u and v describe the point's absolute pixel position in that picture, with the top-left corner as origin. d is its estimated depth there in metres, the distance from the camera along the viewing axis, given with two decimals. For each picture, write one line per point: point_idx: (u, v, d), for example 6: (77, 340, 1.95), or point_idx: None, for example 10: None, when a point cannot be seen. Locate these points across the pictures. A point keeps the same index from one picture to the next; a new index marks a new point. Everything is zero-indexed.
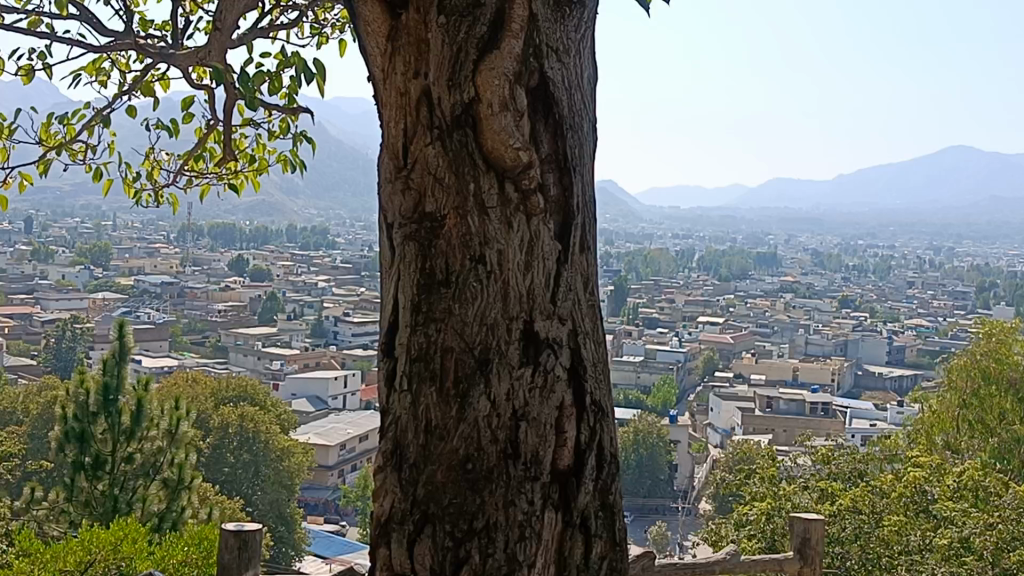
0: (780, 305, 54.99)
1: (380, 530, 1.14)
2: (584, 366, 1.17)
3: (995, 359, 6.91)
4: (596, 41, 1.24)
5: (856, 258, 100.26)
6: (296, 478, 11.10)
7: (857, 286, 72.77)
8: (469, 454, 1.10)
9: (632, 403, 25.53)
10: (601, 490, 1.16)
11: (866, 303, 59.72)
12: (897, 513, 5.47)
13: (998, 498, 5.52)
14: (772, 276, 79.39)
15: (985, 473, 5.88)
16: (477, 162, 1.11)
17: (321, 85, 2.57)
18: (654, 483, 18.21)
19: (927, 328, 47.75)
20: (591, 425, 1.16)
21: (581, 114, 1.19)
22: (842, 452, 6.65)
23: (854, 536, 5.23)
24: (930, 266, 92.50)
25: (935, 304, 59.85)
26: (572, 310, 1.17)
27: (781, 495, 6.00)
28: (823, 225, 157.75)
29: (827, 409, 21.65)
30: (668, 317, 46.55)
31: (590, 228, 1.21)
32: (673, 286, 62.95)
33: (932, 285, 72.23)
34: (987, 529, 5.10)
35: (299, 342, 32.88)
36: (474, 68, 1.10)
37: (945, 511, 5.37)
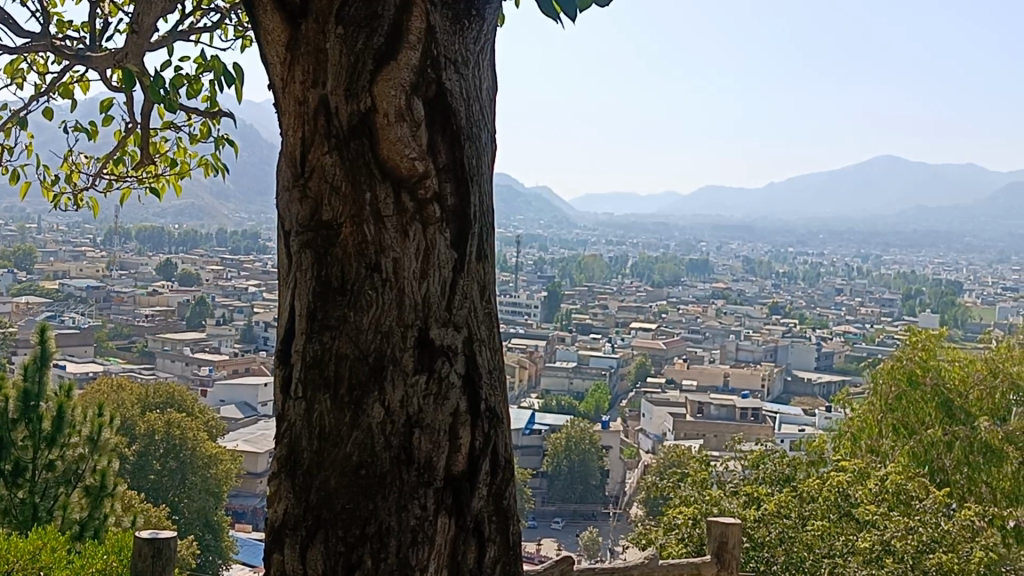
0: (711, 313, 55.54)
1: (274, 535, 1.15)
2: (479, 373, 1.18)
3: (917, 364, 7.03)
4: (494, 50, 1.25)
5: (786, 266, 101.37)
6: (223, 486, 10.97)
7: (786, 293, 73.73)
8: (362, 461, 1.11)
9: (565, 409, 25.56)
10: (494, 496, 1.19)
11: (794, 311, 60.63)
12: (820, 516, 5.54)
13: (921, 503, 5.62)
14: (703, 283, 79.98)
15: (907, 477, 5.97)
16: (374, 170, 1.13)
17: (241, 90, 2.57)
18: (586, 489, 18.37)
19: (854, 334, 48.60)
20: (483, 432, 1.17)
21: (479, 123, 1.21)
22: (771, 456, 6.75)
23: (779, 540, 5.33)
24: (858, 274, 93.74)
25: (863, 311, 60.89)
26: (468, 317, 1.18)
27: (709, 501, 6.08)
28: (755, 232, 159.16)
29: (757, 415, 22.12)
30: (601, 323, 46.79)
31: (486, 240, 1.23)
32: (605, 293, 63.17)
33: (859, 293, 73.39)
34: (907, 532, 5.23)
35: (229, 347, 32.54)
36: (370, 79, 1.12)
37: (867, 514, 5.44)
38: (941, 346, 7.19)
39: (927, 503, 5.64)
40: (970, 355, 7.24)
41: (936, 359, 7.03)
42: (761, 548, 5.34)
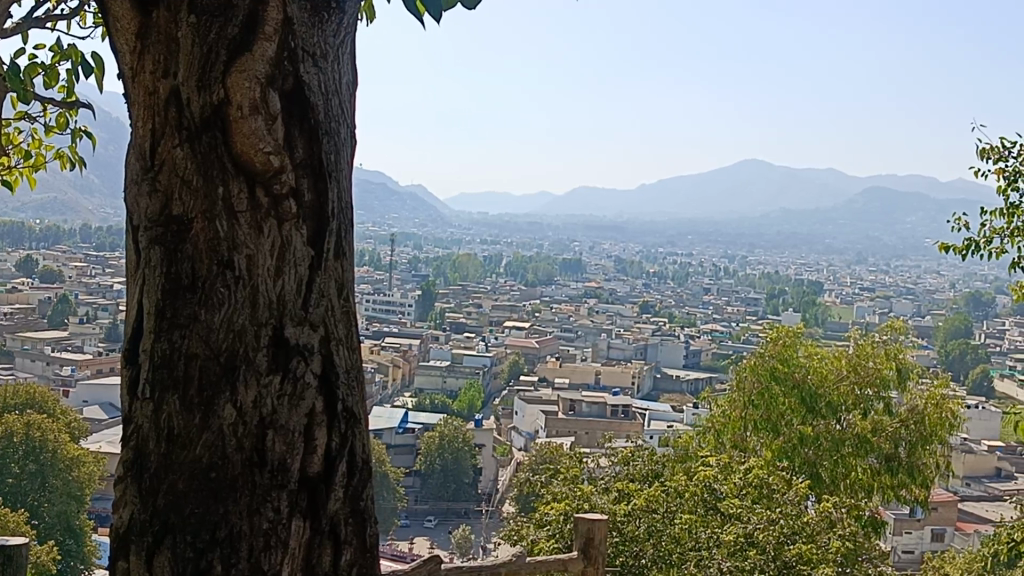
0: (583, 311, 56.31)
1: (117, 542, 1.14)
2: (335, 370, 1.20)
3: (779, 360, 7.14)
4: (351, 51, 1.29)
5: (656, 267, 103.24)
6: (86, 489, 10.63)
7: (655, 292, 75.28)
8: (212, 461, 1.12)
9: (438, 407, 25.48)
10: (351, 496, 1.20)
11: (664, 309, 61.90)
12: (688, 510, 5.63)
13: (783, 497, 5.77)
14: (575, 282, 81.02)
15: (770, 472, 6.12)
16: (226, 163, 1.15)
17: (101, 80, 2.48)
18: (459, 486, 18.40)
19: (721, 332, 49.90)
20: (340, 432, 1.19)
21: (337, 117, 1.24)
22: (641, 453, 6.86)
23: (648, 534, 5.43)
24: (724, 274, 96.17)
25: (729, 309, 62.58)
26: (324, 315, 1.21)
27: (580, 496, 6.15)
28: (626, 233, 161.55)
29: (627, 412, 22.64)
30: (475, 322, 46.90)
31: (344, 235, 1.26)
32: (479, 291, 63.43)
33: (726, 292, 75.37)
34: (770, 525, 5.37)
35: (92, 347, 31.55)
36: (224, 67, 1.14)
37: (733, 508, 5.54)
38: (800, 342, 7.33)
39: (789, 495, 5.81)
40: (833, 351, 7.41)
41: (798, 356, 7.18)
42: (630, 543, 5.41)
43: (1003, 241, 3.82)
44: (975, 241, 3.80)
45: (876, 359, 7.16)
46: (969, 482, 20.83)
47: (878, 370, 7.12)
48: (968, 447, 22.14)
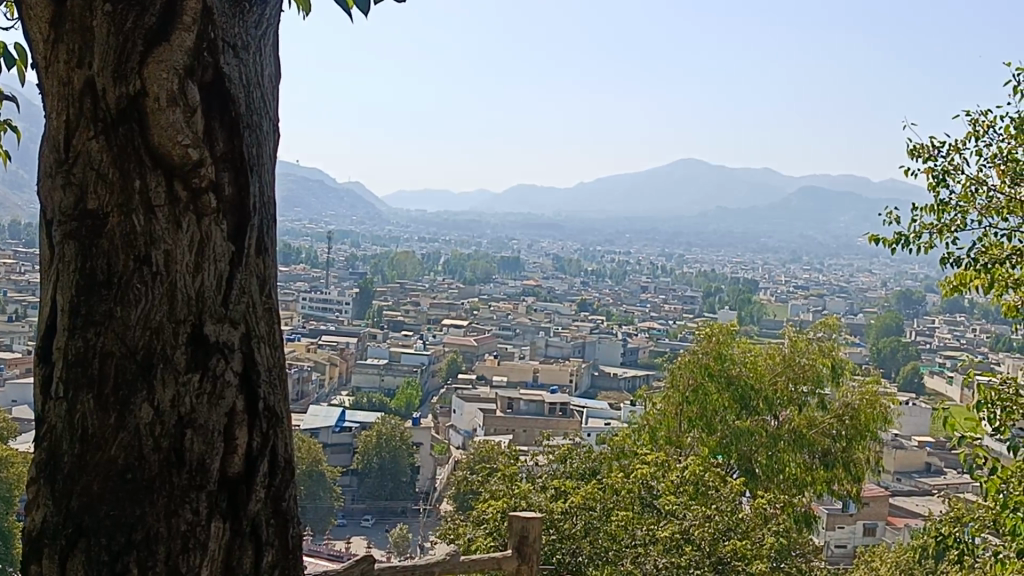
0: (521, 309, 56.39)
1: (29, 543, 1.15)
2: (257, 367, 1.24)
3: (713, 357, 7.19)
4: (273, 47, 1.32)
5: (594, 266, 103.67)
6: (15, 489, 10.38)
7: (593, 291, 75.59)
8: (129, 463, 1.13)
9: (375, 406, 25.32)
10: (272, 497, 1.24)
11: (602, 307, 62.21)
12: (625, 508, 5.64)
13: (718, 494, 5.80)
14: (514, 279, 81.03)
15: (705, 468, 6.16)
16: (144, 157, 1.17)
17: (23, 71, 2.41)
18: (396, 485, 18.31)
19: (658, 330, 50.28)
20: (262, 432, 1.23)
21: (258, 112, 1.27)
22: (577, 450, 6.88)
23: (584, 532, 5.45)
24: (662, 272, 96.86)
25: (666, 308, 63.09)
26: (246, 310, 1.24)
27: (517, 495, 6.14)
28: (564, 231, 161.89)
29: (565, 410, 22.82)
30: (413, 320, 46.71)
31: (264, 233, 1.29)
32: (418, 289, 63.18)
33: (663, 291, 75.94)
34: (705, 522, 5.41)
35: (22, 346, 30.90)
36: (139, 59, 1.16)
37: (668, 504, 5.57)
38: (734, 338, 7.40)
39: (724, 491, 5.86)
40: (766, 347, 7.49)
41: (731, 353, 7.25)
42: (568, 540, 5.41)
43: (933, 237, 3.87)
44: (905, 236, 3.85)
45: (809, 354, 7.25)
46: (898, 477, 21.26)
47: (810, 365, 7.23)
48: (899, 442, 22.59)
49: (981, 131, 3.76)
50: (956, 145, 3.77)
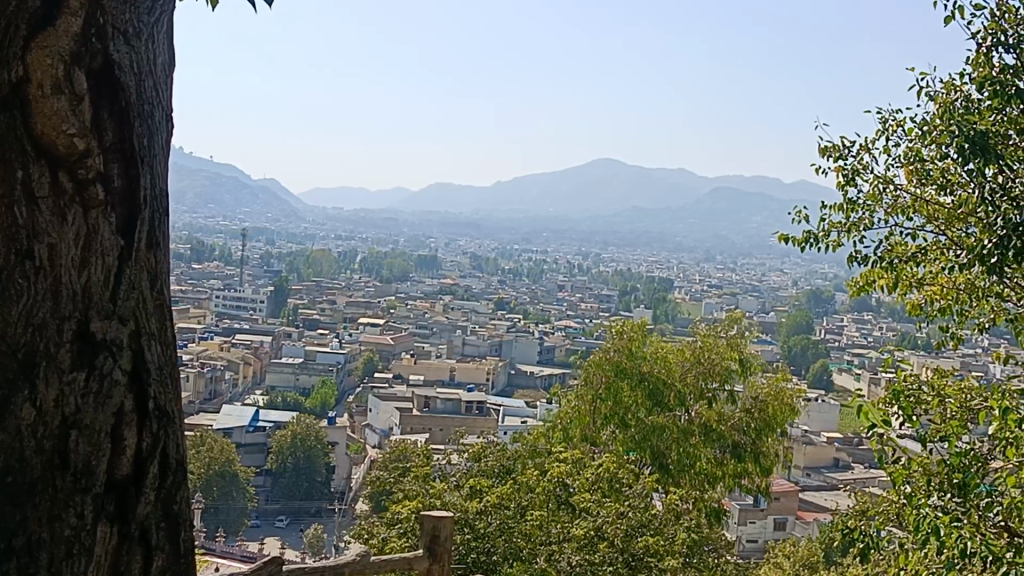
0: (439, 308, 56.32)
1: None
2: (147, 369, 1.26)
3: (625, 353, 7.27)
4: (159, 35, 1.36)
5: (512, 264, 103.89)
6: None
7: (510, 289, 75.72)
8: (7, 466, 1.10)
9: (290, 406, 25.03)
10: (164, 500, 1.26)
11: (518, 306, 62.47)
12: (539, 507, 5.64)
13: (630, 492, 5.82)
14: (430, 278, 80.79)
15: (619, 465, 6.18)
16: (27, 145, 1.16)
17: None
18: (312, 484, 18.03)
19: (575, 328, 50.63)
20: (151, 432, 1.25)
21: (145, 102, 1.30)
22: (491, 449, 6.86)
23: (500, 528, 5.45)
24: (579, 271, 97.50)
25: (582, 306, 63.57)
26: (135, 309, 1.25)
27: (432, 494, 6.10)
28: (482, 230, 161.83)
29: (482, 409, 22.93)
30: (328, 318, 46.30)
31: (154, 226, 1.32)
32: (334, 287, 62.63)
33: (580, 289, 76.51)
34: (617, 517, 5.44)
35: None
36: (23, 44, 1.15)
37: (582, 503, 5.58)
38: (644, 336, 7.48)
39: (636, 488, 5.90)
40: (677, 343, 7.57)
41: (644, 350, 7.32)
42: (482, 540, 5.40)
43: (840, 235, 3.91)
44: (813, 235, 3.90)
45: (718, 350, 7.34)
46: (808, 471, 21.61)
47: (723, 359, 7.31)
48: (809, 438, 23.03)
49: (890, 131, 3.83)
50: (866, 145, 3.84)
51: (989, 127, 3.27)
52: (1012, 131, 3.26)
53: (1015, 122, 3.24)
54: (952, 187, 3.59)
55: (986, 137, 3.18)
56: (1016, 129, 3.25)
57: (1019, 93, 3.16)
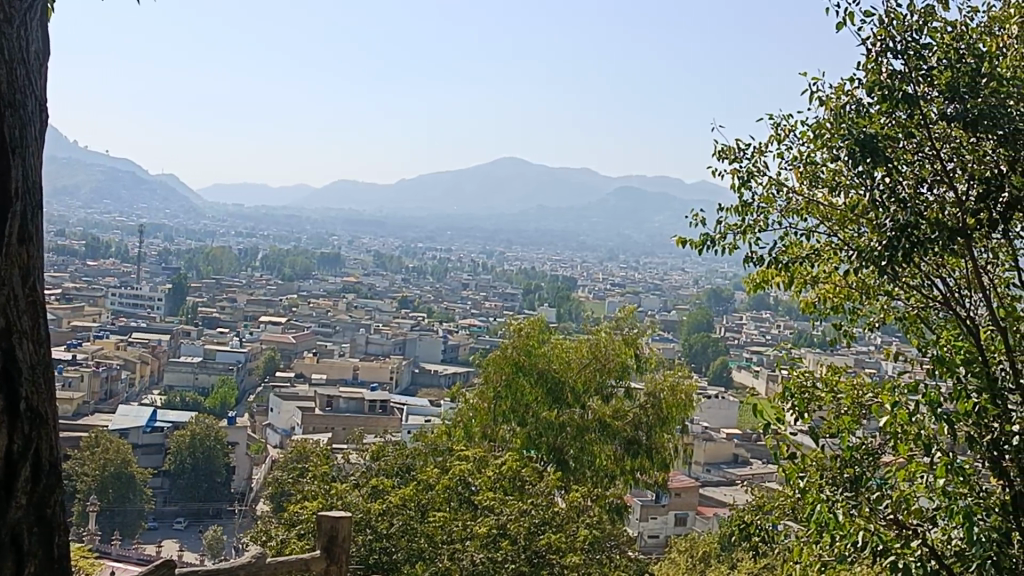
0: (341, 306, 55.77)
1: None
2: (17, 365, 1.41)
3: (524, 352, 7.29)
4: (26, 34, 1.52)
5: (415, 262, 103.48)
6: None
7: (414, 287, 75.31)
8: None
9: (189, 405, 24.56)
10: (35, 498, 1.42)
11: (422, 304, 62.20)
12: (439, 508, 5.62)
13: (532, 492, 5.81)
14: (333, 275, 79.93)
15: (521, 464, 6.18)
16: None
17: None
18: (211, 486, 17.76)
19: (478, 327, 50.61)
20: (25, 433, 1.41)
21: (14, 102, 1.46)
22: (392, 449, 6.86)
23: (401, 531, 5.47)
24: (483, 269, 97.58)
25: (486, 304, 63.58)
26: (7, 308, 1.41)
27: (332, 494, 6.04)
28: (385, 227, 160.83)
29: (385, 407, 22.85)
30: (228, 317, 45.51)
31: (27, 221, 1.47)
32: (233, 285, 61.57)
33: (483, 287, 76.56)
34: (520, 515, 5.42)
35: None
36: None
37: (484, 501, 5.56)
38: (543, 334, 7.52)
39: (539, 487, 5.91)
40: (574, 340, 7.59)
41: (542, 347, 7.33)
42: (384, 540, 5.45)
43: (736, 237, 3.96)
44: (709, 238, 3.94)
45: (613, 346, 7.35)
46: (708, 467, 21.98)
47: (618, 356, 7.32)
48: (709, 435, 23.40)
49: (784, 135, 3.90)
50: (761, 147, 3.89)
51: (878, 129, 3.35)
52: (900, 133, 3.32)
53: (902, 125, 3.31)
54: (843, 188, 3.66)
55: (875, 140, 3.26)
56: (904, 133, 3.32)
57: (904, 98, 3.24)
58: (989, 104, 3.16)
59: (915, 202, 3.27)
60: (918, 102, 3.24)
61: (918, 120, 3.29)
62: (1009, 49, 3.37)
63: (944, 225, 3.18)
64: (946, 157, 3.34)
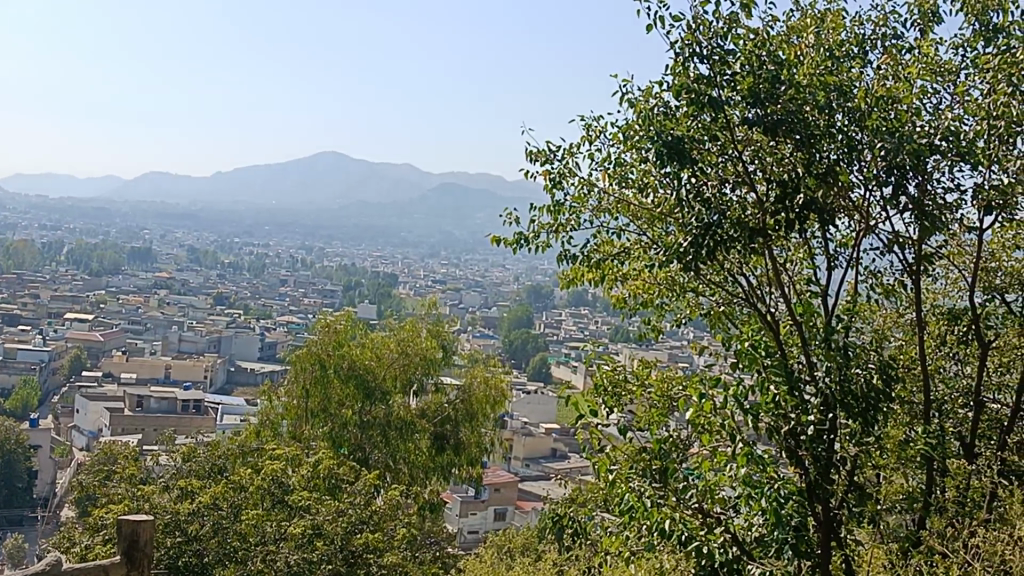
0: (153, 302, 54.06)
1: None
2: None
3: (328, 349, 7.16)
4: None
5: (232, 258, 101.48)
6: None
7: (230, 284, 73.67)
8: None
9: None
10: None
11: (238, 301, 60.96)
12: (252, 506, 5.48)
13: (343, 492, 5.76)
14: (144, 271, 77.43)
15: (335, 463, 6.13)
16: None
17: None
18: (10, 493, 16.90)
19: (297, 324, 49.91)
20: None
21: None
22: (203, 449, 6.67)
23: (213, 531, 5.31)
24: (302, 265, 96.51)
25: (305, 300, 62.82)
26: None
27: (138, 496, 5.82)
28: (201, 222, 157.23)
29: (198, 407, 22.19)
30: (30, 314, 43.40)
31: None
32: (37, 280, 58.80)
33: (303, 284, 75.65)
34: (337, 515, 5.38)
35: None
36: None
37: (299, 500, 5.47)
38: (353, 328, 7.45)
39: (355, 486, 5.88)
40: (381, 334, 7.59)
41: (348, 344, 7.26)
42: (193, 542, 5.25)
43: (549, 236, 3.98)
44: (525, 237, 3.95)
45: (418, 340, 7.40)
46: (527, 463, 22.28)
47: (425, 350, 7.42)
48: (527, 430, 23.70)
49: (594, 136, 3.98)
50: (571, 150, 3.96)
51: (685, 131, 3.43)
52: (705, 136, 3.43)
53: (707, 128, 3.41)
54: (652, 189, 3.75)
55: (682, 140, 3.37)
56: (709, 135, 3.42)
57: (710, 101, 3.35)
58: (787, 109, 3.33)
59: (719, 202, 3.38)
60: (722, 106, 3.35)
61: (723, 123, 3.40)
62: (804, 59, 3.50)
63: (744, 225, 3.32)
64: (747, 160, 3.46)
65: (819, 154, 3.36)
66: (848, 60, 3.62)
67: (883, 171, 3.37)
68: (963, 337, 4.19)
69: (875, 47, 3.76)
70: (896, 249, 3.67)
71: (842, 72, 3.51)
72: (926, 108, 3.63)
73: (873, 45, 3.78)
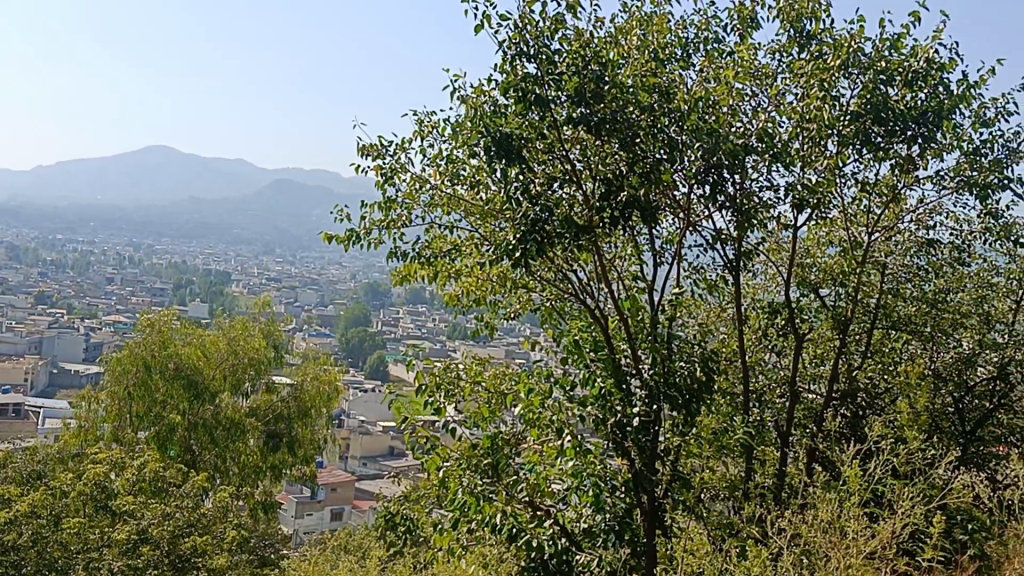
0: None
1: None
2: None
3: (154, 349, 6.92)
4: None
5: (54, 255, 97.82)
6: None
7: (53, 282, 70.87)
8: None
9: None
10: None
11: (62, 300, 58.56)
12: (75, 514, 5.24)
13: (172, 495, 5.69)
14: None
15: (161, 466, 6.01)
16: None
17: None
18: None
19: (125, 323, 48.29)
20: None
21: None
22: (19, 454, 6.35)
23: (32, 541, 4.88)
24: (130, 262, 93.77)
25: (133, 300, 60.89)
26: None
27: None
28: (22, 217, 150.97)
29: (16, 411, 21.16)
30: None
31: None
32: None
33: (131, 282, 73.37)
34: (163, 518, 5.27)
35: None
36: None
37: (127, 504, 5.34)
38: (175, 326, 7.25)
39: (182, 488, 5.80)
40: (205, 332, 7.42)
41: (174, 343, 7.05)
42: (10, 552, 4.78)
43: (381, 233, 3.95)
44: (357, 232, 3.92)
45: (244, 340, 7.34)
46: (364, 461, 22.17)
47: (252, 349, 7.35)
48: (364, 428, 23.61)
49: (426, 131, 3.98)
50: (403, 145, 3.95)
51: (512, 128, 3.45)
52: (532, 134, 3.48)
53: (534, 124, 3.46)
54: (484, 185, 3.76)
55: (511, 138, 3.39)
56: (536, 132, 3.48)
57: (537, 99, 3.39)
58: (611, 108, 3.42)
59: (547, 199, 3.42)
60: (550, 104, 3.40)
61: (549, 123, 3.46)
62: (631, 59, 3.60)
63: (573, 222, 3.36)
64: (575, 159, 3.54)
65: (644, 155, 3.46)
66: (671, 63, 3.74)
67: (701, 171, 3.48)
68: (781, 330, 4.38)
69: (698, 49, 3.89)
70: (718, 247, 3.81)
71: (665, 73, 3.60)
72: (744, 110, 3.78)
73: (696, 48, 3.89)
